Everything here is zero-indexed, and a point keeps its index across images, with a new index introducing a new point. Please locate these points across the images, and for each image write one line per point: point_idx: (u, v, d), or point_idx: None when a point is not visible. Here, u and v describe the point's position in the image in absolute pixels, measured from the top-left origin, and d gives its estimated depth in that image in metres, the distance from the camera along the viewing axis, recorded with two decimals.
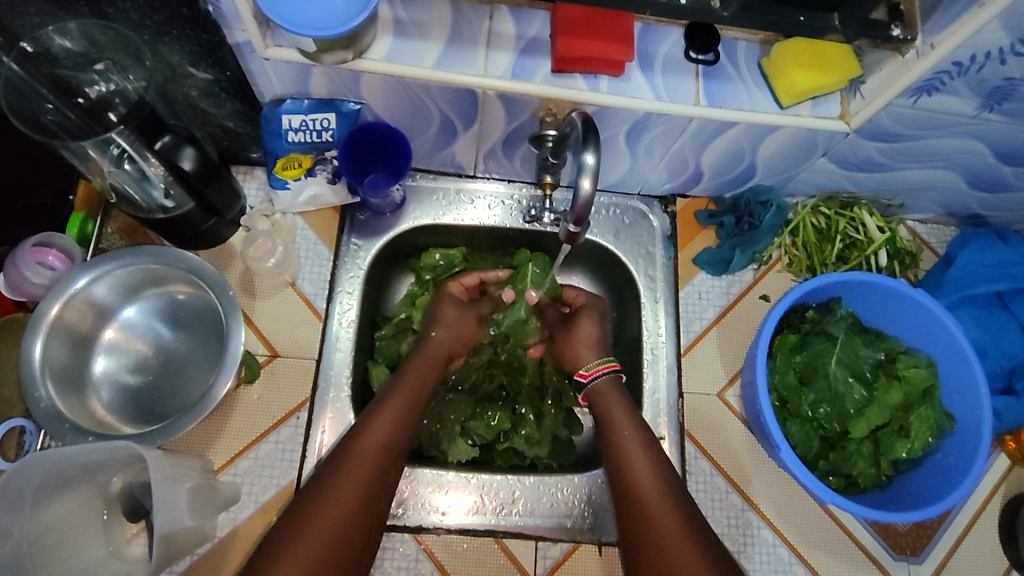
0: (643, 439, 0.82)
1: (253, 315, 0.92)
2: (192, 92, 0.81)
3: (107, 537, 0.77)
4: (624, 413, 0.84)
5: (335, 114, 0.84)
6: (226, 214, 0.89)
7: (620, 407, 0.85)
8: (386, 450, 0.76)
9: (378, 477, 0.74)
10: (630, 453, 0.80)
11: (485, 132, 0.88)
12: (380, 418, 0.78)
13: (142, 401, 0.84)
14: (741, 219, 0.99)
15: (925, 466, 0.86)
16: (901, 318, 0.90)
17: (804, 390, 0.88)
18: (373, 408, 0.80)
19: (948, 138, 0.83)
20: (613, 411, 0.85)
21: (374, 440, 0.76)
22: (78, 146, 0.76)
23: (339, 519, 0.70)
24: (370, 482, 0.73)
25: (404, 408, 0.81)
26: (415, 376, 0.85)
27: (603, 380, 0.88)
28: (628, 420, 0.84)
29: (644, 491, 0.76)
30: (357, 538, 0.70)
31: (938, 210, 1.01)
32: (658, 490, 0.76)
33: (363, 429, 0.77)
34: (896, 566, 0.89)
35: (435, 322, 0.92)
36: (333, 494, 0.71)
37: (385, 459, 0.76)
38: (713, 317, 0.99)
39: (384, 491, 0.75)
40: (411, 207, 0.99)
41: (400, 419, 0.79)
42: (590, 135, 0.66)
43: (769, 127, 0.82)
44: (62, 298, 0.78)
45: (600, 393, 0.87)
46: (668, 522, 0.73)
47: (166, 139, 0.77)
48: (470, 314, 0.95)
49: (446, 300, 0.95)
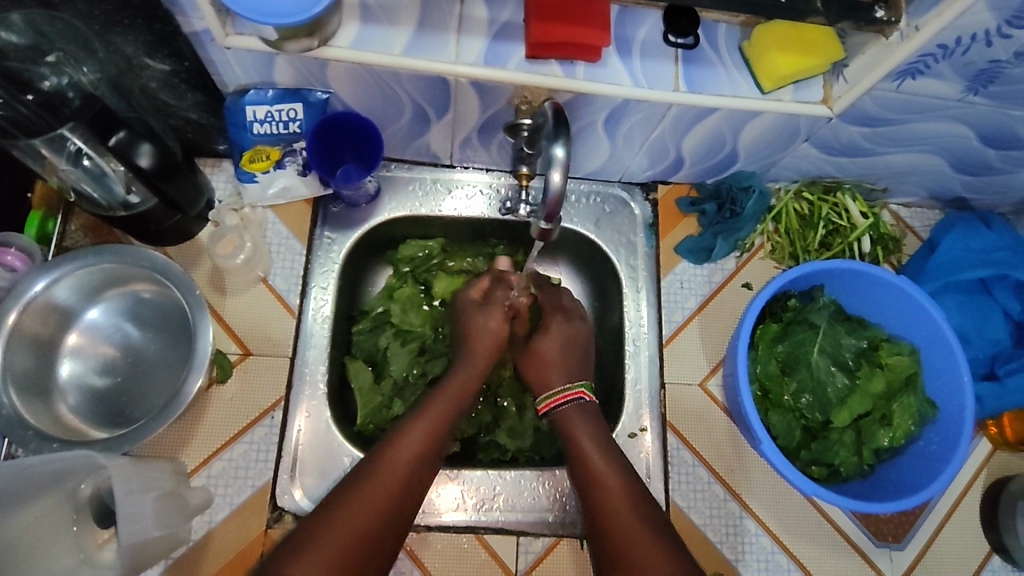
0: (601, 441, 0.81)
1: (224, 313, 0.89)
2: (150, 83, 0.78)
3: (77, 544, 0.74)
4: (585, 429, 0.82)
5: (302, 105, 0.81)
6: (190, 212, 0.85)
7: (581, 423, 0.83)
8: (412, 468, 0.74)
9: (405, 492, 0.72)
10: (590, 456, 0.79)
11: (459, 120, 0.86)
12: (410, 434, 0.76)
13: (110, 405, 0.81)
14: (722, 206, 0.98)
15: (908, 454, 0.86)
16: (884, 305, 0.89)
17: (787, 379, 0.87)
18: (405, 424, 0.78)
19: (932, 121, 0.81)
20: (577, 429, 0.82)
21: (402, 456, 0.74)
22: (29, 145, 0.71)
23: (358, 530, 0.67)
24: (393, 498, 0.71)
25: (436, 425, 0.79)
26: (453, 395, 0.83)
27: (569, 406, 0.85)
28: (584, 426, 0.82)
29: (605, 490, 0.76)
30: (373, 551, 0.67)
31: (922, 194, 1.00)
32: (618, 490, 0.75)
33: (392, 444, 0.75)
34: (879, 553, 0.90)
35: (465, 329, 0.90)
36: (356, 505, 0.68)
37: (411, 477, 0.73)
38: (695, 306, 0.97)
39: (407, 508, 0.72)
40: (386, 199, 0.96)
41: (431, 437, 0.77)
42: (561, 127, 0.64)
43: (750, 112, 0.80)
44: (20, 304, 0.75)
45: (562, 417, 0.85)
46: (627, 523, 0.72)
47: (121, 134, 0.72)
48: (490, 309, 0.91)
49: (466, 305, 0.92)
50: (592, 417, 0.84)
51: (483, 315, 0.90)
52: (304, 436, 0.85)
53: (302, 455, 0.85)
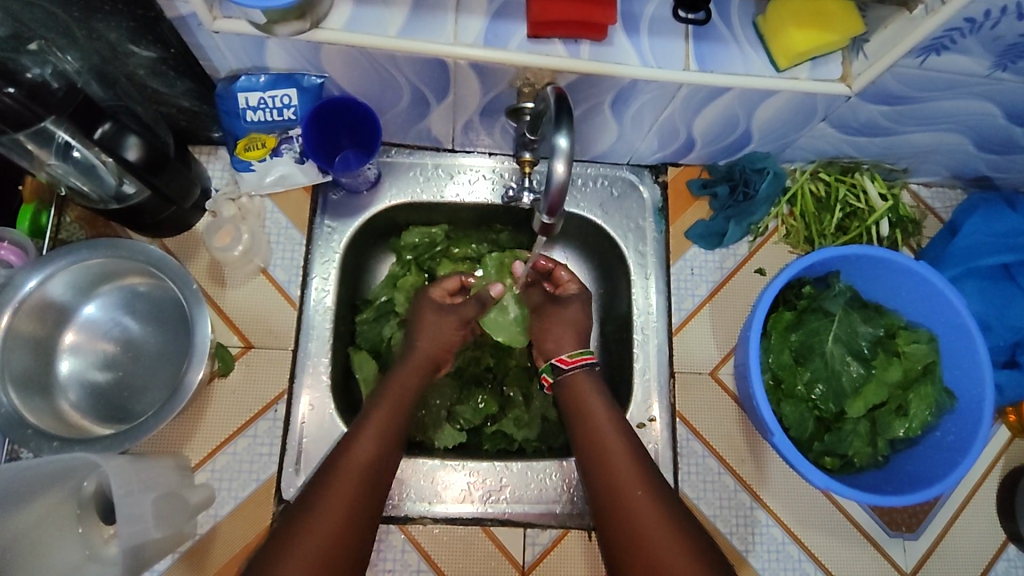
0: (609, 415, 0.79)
1: (223, 305, 0.88)
2: (138, 70, 0.75)
3: (83, 538, 0.73)
4: (595, 399, 0.81)
5: (296, 90, 0.78)
6: (184, 204, 0.83)
7: (591, 393, 0.82)
8: (372, 464, 0.73)
9: (368, 487, 0.72)
10: (603, 441, 0.77)
11: (460, 103, 0.82)
12: (366, 430, 0.76)
13: (110, 401, 0.80)
14: (736, 189, 0.94)
15: (925, 445, 0.83)
16: (903, 291, 0.85)
17: (800, 369, 0.84)
18: (359, 422, 0.77)
19: (956, 99, 0.77)
20: (586, 399, 0.81)
21: (359, 454, 0.73)
22: (13, 140, 0.68)
23: (328, 537, 0.66)
24: (356, 497, 0.70)
25: (389, 418, 0.78)
26: (402, 387, 0.82)
27: (580, 371, 0.83)
28: (597, 401, 0.81)
29: (619, 482, 0.73)
30: (346, 555, 0.67)
31: (944, 173, 0.95)
32: (634, 484, 0.73)
33: (349, 443, 0.74)
34: (892, 543, 0.88)
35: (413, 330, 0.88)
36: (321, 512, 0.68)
37: (371, 473, 0.73)
38: (706, 293, 0.95)
39: (372, 505, 0.71)
40: (387, 185, 0.94)
41: (385, 430, 0.77)
42: (563, 115, 0.61)
43: (764, 91, 0.76)
44: (14, 302, 0.74)
45: (574, 383, 0.83)
46: (649, 520, 0.69)
47: (106, 126, 0.70)
48: (449, 316, 0.88)
49: (424, 307, 0.90)
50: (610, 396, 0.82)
51: (439, 317, 0.88)
52: (307, 430, 0.84)
53: (306, 447, 0.84)
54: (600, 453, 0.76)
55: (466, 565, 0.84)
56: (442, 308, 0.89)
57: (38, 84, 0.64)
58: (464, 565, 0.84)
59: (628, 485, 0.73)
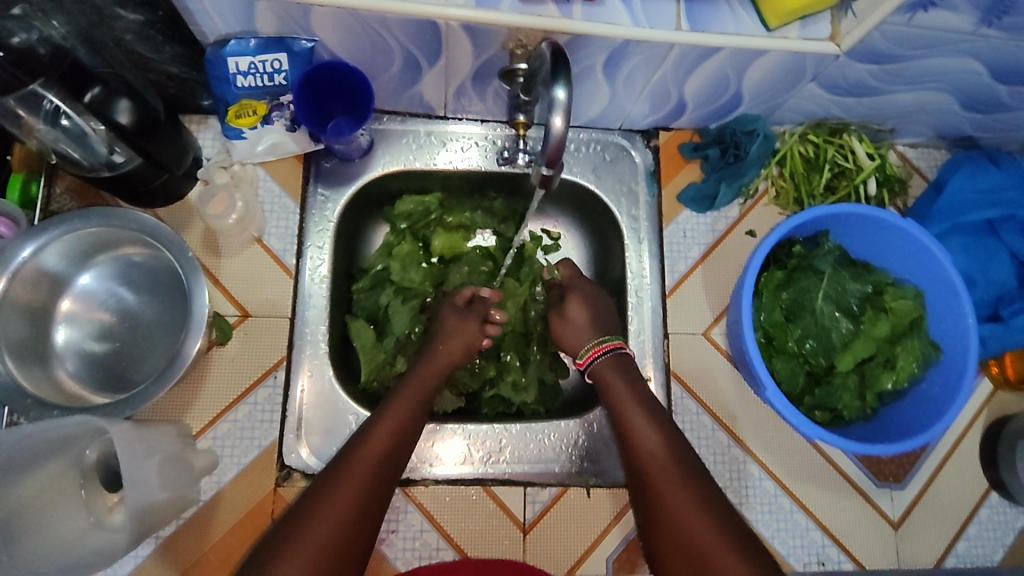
0: (633, 390, 0.79)
1: (220, 276, 0.87)
2: (125, 36, 0.73)
3: (87, 509, 0.72)
4: (621, 381, 0.80)
5: (286, 54, 0.78)
6: (177, 170, 0.82)
7: (616, 375, 0.81)
8: (384, 456, 0.72)
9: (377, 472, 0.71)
10: (633, 424, 0.76)
11: (452, 67, 0.82)
12: (377, 430, 0.74)
13: (110, 370, 0.80)
14: (726, 151, 0.95)
15: (911, 397, 0.86)
16: (890, 249, 0.87)
17: (791, 326, 0.86)
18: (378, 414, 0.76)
19: (942, 57, 0.78)
20: (614, 384, 0.80)
21: (369, 456, 0.72)
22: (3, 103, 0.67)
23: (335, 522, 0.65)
24: (362, 493, 0.68)
25: (403, 420, 0.77)
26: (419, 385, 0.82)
27: (604, 359, 0.83)
28: (620, 381, 0.81)
29: (646, 456, 0.73)
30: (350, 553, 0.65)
31: (930, 133, 0.97)
32: (672, 473, 0.71)
33: (362, 441, 0.73)
34: (879, 494, 0.91)
35: (441, 335, 0.89)
36: (333, 502, 0.67)
37: (378, 474, 0.71)
38: (698, 255, 0.96)
39: (380, 492, 0.70)
40: (381, 152, 0.94)
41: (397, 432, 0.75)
42: (560, 67, 0.58)
43: (754, 51, 0.77)
44: (9, 269, 0.73)
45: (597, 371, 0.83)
46: (683, 507, 0.68)
47: (95, 90, 0.69)
48: (470, 318, 0.91)
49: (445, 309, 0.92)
50: (636, 382, 0.81)
51: (459, 322, 0.91)
52: (309, 404, 0.85)
53: (307, 413, 0.85)
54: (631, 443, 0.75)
55: (468, 524, 0.85)
56: (461, 312, 0.92)
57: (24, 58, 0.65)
58: (467, 524, 0.85)
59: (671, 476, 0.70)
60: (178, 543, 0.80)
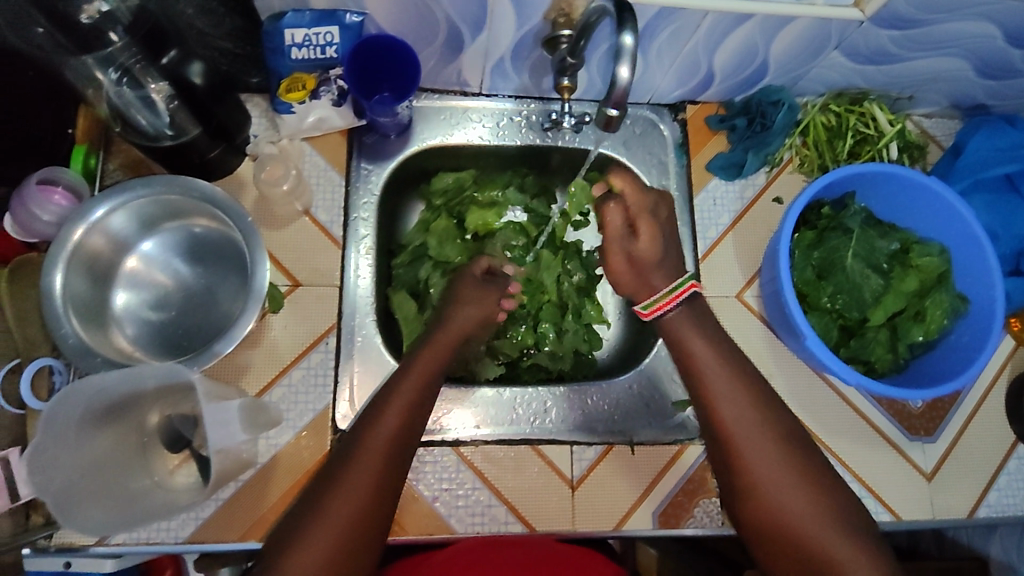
0: (709, 345, 0.73)
1: (270, 247, 0.90)
2: (189, 10, 0.77)
3: (149, 470, 0.74)
4: (695, 336, 0.74)
5: (338, 28, 0.81)
6: (235, 137, 0.86)
7: (693, 330, 0.75)
8: (394, 443, 0.68)
9: (393, 455, 0.67)
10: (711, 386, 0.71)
11: (493, 40, 0.85)
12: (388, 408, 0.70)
13: (168, 335, 0.82)
14: (753, 121, 0.99)
15: (940, 347, 0.89)
16: (917, 207, 0.91)
17: (823, 283, 0.90)
18: (389, 392, 0.72)
19: (961, 21, 0.82)
20: (687, 338, 0.74)
21: (376, 441, 0.67)
22: (81, 64, 0.74)
23: (351, 509, 0.64)
24: (375, 481, 0.65)
25: (412, 404, 0.71)
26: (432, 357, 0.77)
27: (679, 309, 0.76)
28: (697, 337, 0.74)
29: (728, 427, 0.70)
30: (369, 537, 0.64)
31: (944, 102, 1.01)
32: (766, 451, 0.68)
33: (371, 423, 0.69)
34: (912, 447, 0.94)
35: (458, 302, 0.85)
36: (347, 485, 0.65)
37: (390, 456, 0.67)
38: (728, 222, 0.99)
39: (395, 477, 0.67)
40: (419, 128, 0.97)
41: (404, 416, 0.70)
42: (627, 16, 0.63)
43: (784, 18, 0.81)
44: (82, 226, 0.76)
45: (669, 323, 0.76)
46: (768, 478, 0.67)
47: (172, 54, 0.75)
48: (489, 290, 0.87)
49: (465, 281, 0.88)
50: (712, 334, 0.75)
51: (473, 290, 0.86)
52: (359, 376, 0.87)
53: (358, 378, 0.87)
54: (713, 418, 0.71)
55: (518, 482, 0.87)
56: (482, 283, 0.88)
57: (97, 33, 0.70)
58: (517, 482, 0.87)
59: (758, 460, 0.68)
60: (237, 504, 0.82)
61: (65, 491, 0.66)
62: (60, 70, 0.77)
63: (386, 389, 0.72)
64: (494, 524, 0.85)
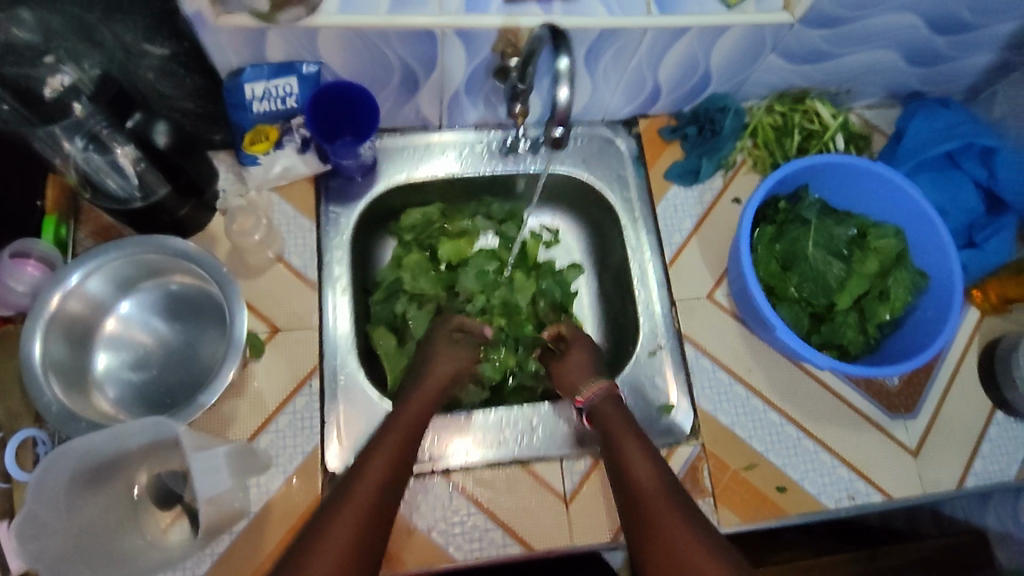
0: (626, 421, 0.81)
1: (246, 296, 0.91)
2: (150, 74, 0.80)
3: (143, 529, 0.75)
4: (618, 416, 0.82)
5: (296, 78, 0.85)
6: (206, 193, 0.90)
7: (616, 412, 0.83)
8: (378, 496, 0.68)
9: (375, 506, 0.67)
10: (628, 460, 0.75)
11: (447, 75, 0.88)
12: (370, 466, 0.71)
13: (150, 393, 0.82)
14: (703, 128, 1.04)
15: (908, 324, 0.92)
16: (868, 193, 0.95)
17: (788, 275, 0.93)
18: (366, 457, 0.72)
19: (884, 15, 0.87)
20: (611, 417, 0.82)
21: (362, 492, 0.67)
22: (49, 133, 0.77)
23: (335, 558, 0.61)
24: (358, 530, 0.64)
25: (390, 464, 0.72)
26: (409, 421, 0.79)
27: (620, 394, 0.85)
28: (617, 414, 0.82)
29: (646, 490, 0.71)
30: None
31: (882, 93, 1.07)
32: (666, 504, 0.69)
33: (354, 479, 0.69)
34: (894, 425, 0.96)
35: (430, 359, 0.89)
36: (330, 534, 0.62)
37: (376, 508, 0.67)
38: (691, 227, 1.02)
39: (379, 531, 0.66)
40: (383, 166, 1.00)
41: (385, 473, 0.70)
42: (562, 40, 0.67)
43: (718, 28, 0.85)
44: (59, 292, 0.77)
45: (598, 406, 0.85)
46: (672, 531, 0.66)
47: (136, 116, 0.81)
48: (461, 348, 0.93)
49: (437, 336, 0.93)
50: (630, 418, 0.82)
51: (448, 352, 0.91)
52: (344, 415, 0.87)
53: (345, 417, 0.87)
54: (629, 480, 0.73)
55: (513, 502, 0.87)
56: (453, 342, 0.93)
57: (59, 106, 0.75)
58: (512, 503, 0.87)
59: (661, 506, 0.69)
60: (233, 555, 0.81)
61: (60, 555, 0.67)
62: (27, 143, 0.79)
63: (370, 447, 0.74)
64: (493, 547, 0.85)
